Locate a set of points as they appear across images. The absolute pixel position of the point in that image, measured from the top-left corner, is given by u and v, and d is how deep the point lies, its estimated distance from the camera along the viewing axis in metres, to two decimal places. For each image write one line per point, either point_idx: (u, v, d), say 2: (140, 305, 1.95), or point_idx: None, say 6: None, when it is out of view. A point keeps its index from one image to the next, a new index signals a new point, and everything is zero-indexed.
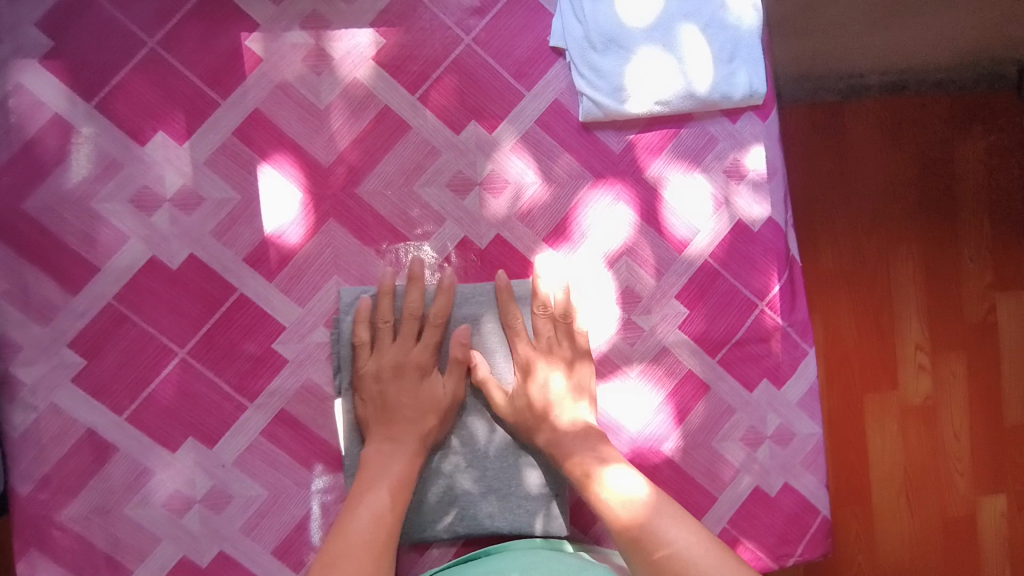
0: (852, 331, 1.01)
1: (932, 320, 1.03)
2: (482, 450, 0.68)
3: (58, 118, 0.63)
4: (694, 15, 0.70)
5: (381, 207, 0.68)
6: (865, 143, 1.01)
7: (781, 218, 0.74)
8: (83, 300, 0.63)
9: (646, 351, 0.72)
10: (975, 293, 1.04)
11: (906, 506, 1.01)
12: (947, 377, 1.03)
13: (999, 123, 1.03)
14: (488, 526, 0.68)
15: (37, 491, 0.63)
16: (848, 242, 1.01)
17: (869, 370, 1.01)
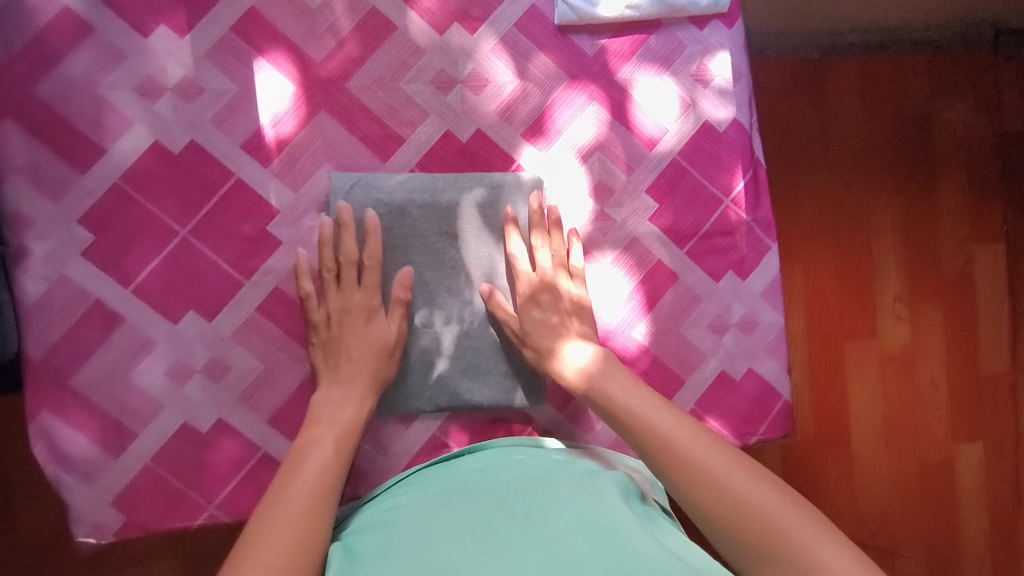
0: (834, 268, 1.29)
1: (915, 267, 1.29)
2: (462, 330, 0.73)
3: (66, 10, 0.67)
4: None
5: (369, 101, 0.73)
6: (853, 96, 1.26)
7: (744, 120, 0.79)
8: (92, 179, 0.68)
9: (618, 240, 0.77)
10: (964, 244, 1.31)
11: (886, 447, 1.30)
12: (926, 330, 1.30)
13: (973, 83, 1.29)
14: (468, 400, 0.74)
15: (49, 356, 0.68)
16: (835, 185, 1.29)
17: (845, 319, 1.26)
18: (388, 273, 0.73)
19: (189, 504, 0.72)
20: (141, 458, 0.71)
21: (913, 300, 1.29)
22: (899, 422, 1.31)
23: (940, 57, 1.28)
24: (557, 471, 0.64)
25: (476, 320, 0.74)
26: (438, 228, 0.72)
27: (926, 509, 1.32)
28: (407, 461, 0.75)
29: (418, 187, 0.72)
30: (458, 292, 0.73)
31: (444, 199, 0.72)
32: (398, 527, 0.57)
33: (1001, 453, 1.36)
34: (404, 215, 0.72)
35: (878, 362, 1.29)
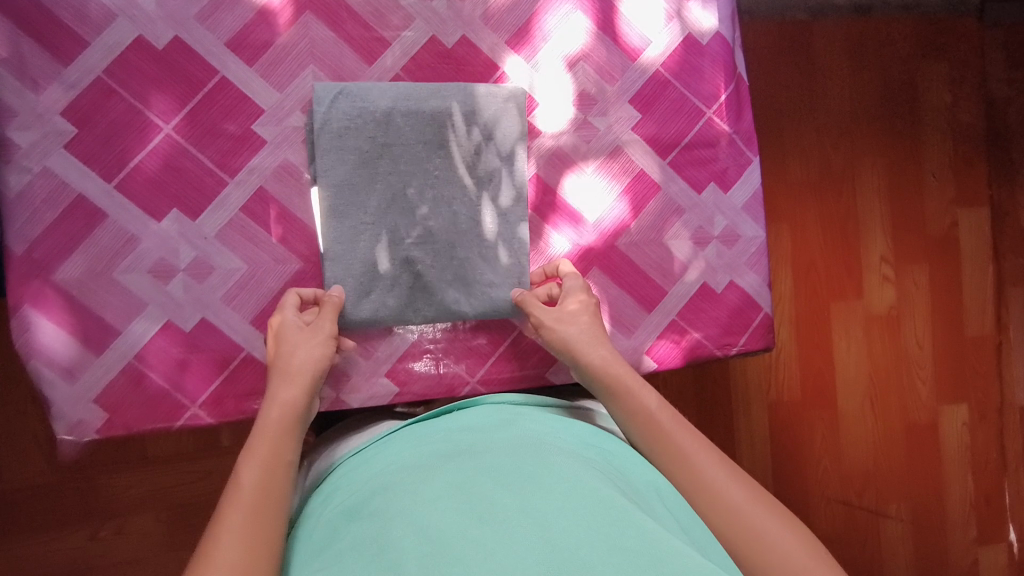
0: (820, 222, 1.39)
1: (894, 223, 1.42)
2: (449, 240, 0.73)
3: None
4: None
5: (354, 4, 0.73)
6: (835, 60, 1.38)
7: (727, 34, 0.81)
8: (75, 72, 0.68)
9: (602, 148, 0.78)
10: (941, 205, 1.44)
11: (867, 403, 1.42)
12: (909, 286, 1.43)
13: (945, 51, 1.42)
14: (455, 311, 0.74)
15: (30, 250, 0.68)
16: (824, 144, 1.38)
17: (833, 283, 1.39)
18: (375, 181, 0.71)
19: (172, 403, 0.72)
20: (124, 357, 0.71)
21: (895, 261, 1.42)
22: (881, 378, 1.42)
23: (919, 23, 1.41)
24: (551, 439, 0.60)
25: (464, 229, 0.74)
26: (423, 136, 0.72)
27: (905, 464, 1.43)
28: (391, 365, 0.75)
29: (402, 95, 0.72)
30: (446, 201, 0.73)
31: (428, 106, 0.72)
32: (385, 494, 0.53)
33: (983, 414, 1.47)
34: (389, 122, 0.71)
35: (864, 320, 1.41)
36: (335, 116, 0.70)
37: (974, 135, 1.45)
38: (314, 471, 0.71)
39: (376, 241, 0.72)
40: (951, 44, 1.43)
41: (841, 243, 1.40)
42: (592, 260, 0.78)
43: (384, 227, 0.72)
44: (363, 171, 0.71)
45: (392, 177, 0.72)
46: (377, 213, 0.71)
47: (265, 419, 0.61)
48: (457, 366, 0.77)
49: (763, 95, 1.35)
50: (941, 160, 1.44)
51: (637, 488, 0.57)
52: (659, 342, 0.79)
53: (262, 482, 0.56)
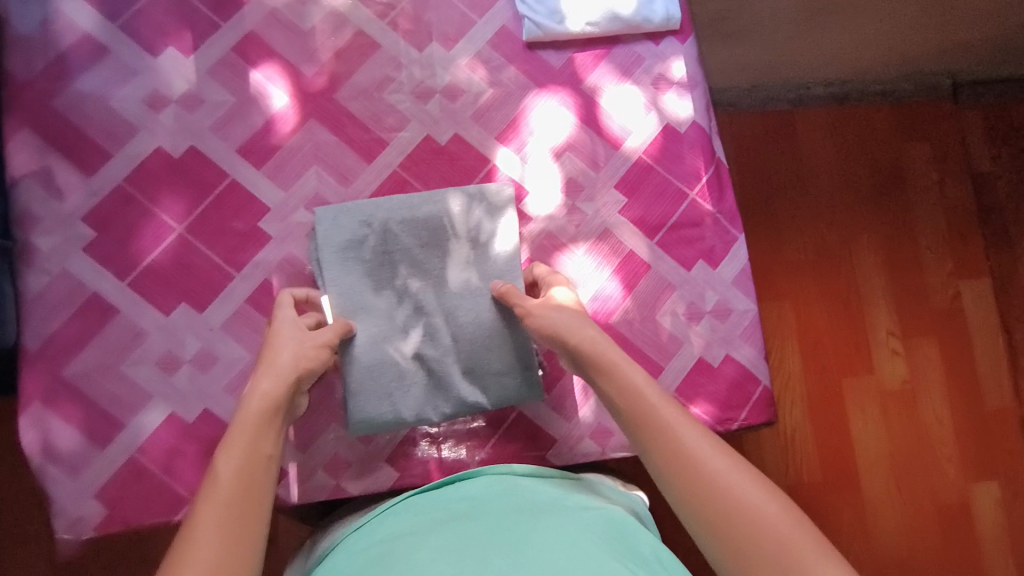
0: (820, 300, 1.40)
1: (897, 299, 1.43)
2: (458, 329, 0.75)
3: (87, 36, 0.76)
4: None
5: (355, 110, 0.80)
6: (817, 145, 1.45)
7: (704, 123, 0.86)
8: (98, 181, 0.74)
9: (591, 231, 0.82)
10: (943, 280, 1.46)
11: (892, 483, 1.36)
12: (920, 361, 1.41)
13: (924, 133, 1.49)
14: (472, 403, 0.75)
15: (44, 346, 0.71)
16: (815, 226, 1.43)
17: (841, 361, 1.39)
18: (381, 290, 0.75)
19: (170, 497, 0.71)
20: (126, 451, 0.71)
21: (903, 335, 1.41)
22: (903, 456, 1.37)
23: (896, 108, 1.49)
24: (551, 506, 0.59)
25: (471, 316, 0.75)
26: (422, 238, 0.76)
27: (941, 549, 1.35)
28: (392, 450, 0.76)
29: (396, 205, 0.76)
30: (450, 294, 0.76)
31: (422, 212, 0.76)
32: (380, 562, 0.52)
33: (1018, 493, 1.39)
34: (388, 233, 0.75)
35: (879, 396, 1.39)
36: (335, 233, 0.74)
37: (966, 210, 1.49)
38: (311, 553, 0.68)
39: (389, 340, 0.74)
40: (930, 127, 1.50)
41: (846, 321, 1.40)
42: None
43: (395, 325, 0.74)
44: (372, 276, 0.75)
45: (396, 283, 0.75)
46: (388, 313, 0.74)
47: (244, 409, 0.56)
48: (456, 449, 0.76)
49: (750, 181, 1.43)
50: (934, 234, 1.47)
51: (640, 551, 0.55)
52: None
53: (242, 474, 0.50)
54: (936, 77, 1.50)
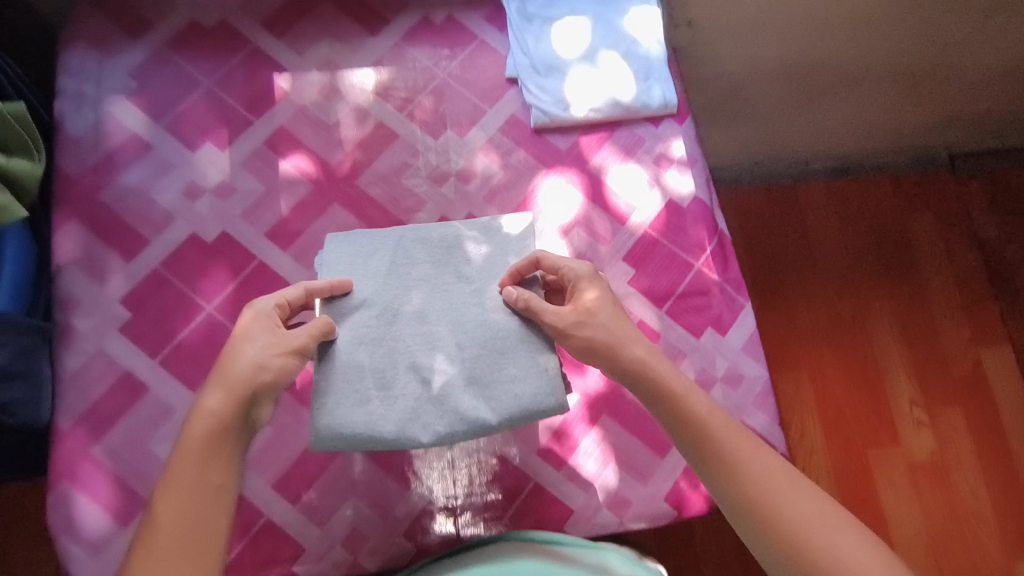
0: (836, 368, 1.44)
1: (916, 364, 1.45)
2: (460, 340, 0.71)
3: (134, 135, 0.84)
4: (614, 46, 0.94)
5: (375, 194, 0.85)
6: (821, 216, 1.56)
7: (705, 197, 0.91)
8: (136, 265, 0.79)
9: None
10: (962, 345, 1.47)
11: (934, 560, 1.31)
12: (947, 429, 1.40)
13: (925, 203, 1.59)
14: (471, 418, 0.68)
15: (76, 424, 0.74)
16: (826, 291, 1.51)
17: (864, 429, 1.39)
18: (383, 294, 0.72)
19: None
20: None
21: (925, 401, 1.42)
22: (939, 531, 1.33)
23: (895, 181, 1.61)
24: None
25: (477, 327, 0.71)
26: (433, 254, 0.75)
27: None
28: (409, 523, 0.75)
29: (412, 228, 0.77)
30: (455, 305, 0.72)
31: (437, 232, 0.77)
32: None
33: None
34: (399, 246, 0.75)
35: (909, 469, 1.37)
36: (342, 244, 0.75)
37: (977, 276, 1.53)
38: None
39: (378, 346, 0.70)
40: (930, 198, 1.59)
41: (865, 387, 1.43)
42: (602, 406, 0.81)
43: (388, 332, 0.71)
44: (372, 281, 0.73)
45: (401, 292, 0.73)
46: (382, 319, 0.71)
47: (186, 439, 0.60)
48: (473, 523, 0.76)
49: (756, 253, 1.53)
50: (948, 300, 1.51)
51: None
52: (679, 488, 0.78)
53: (181, 517, 0.56)
54: (933, 151, 1.61)
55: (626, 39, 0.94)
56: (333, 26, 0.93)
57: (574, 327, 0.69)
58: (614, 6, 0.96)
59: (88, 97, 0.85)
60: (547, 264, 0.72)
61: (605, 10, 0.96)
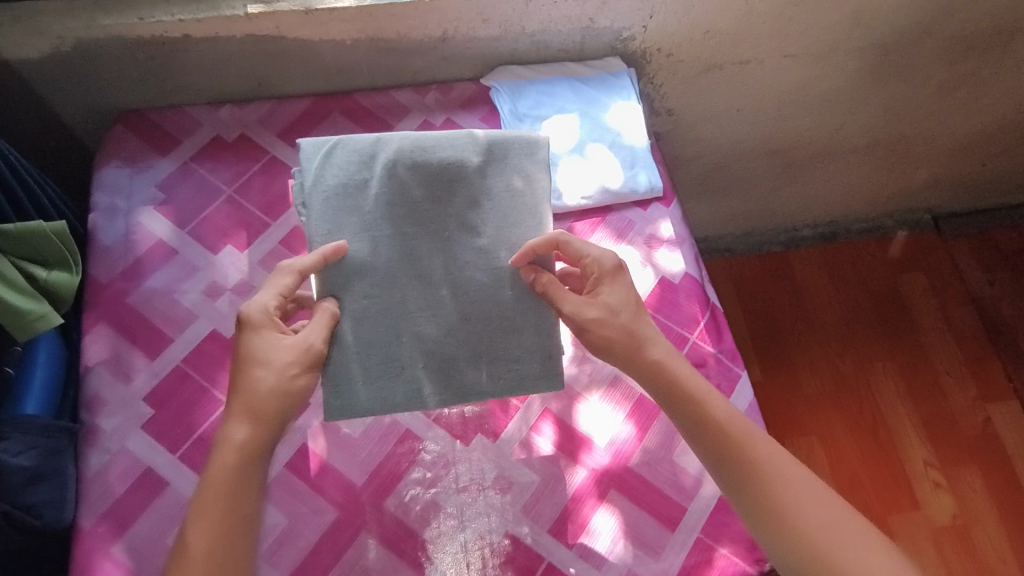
0: (851, 438, 1.72)
1: (924, 424, 1.75)
2: (461, 308, 0.80)
3: (160, 241, 0.90)
4: (600, 139, 1.02)
5: None
6: (822, 291, 1.90)
7: (695, 273, 0.96)
8: (159, 364, 0.83)
9: (602, 379, 0.88)
10: (965, 403, 1.77)
11: None
12: (960, 482, 1.68)
13: (907, 271, 1.94)
14: (476, 394, 0.80)
15: (97, 523, 0.76)
16: (834, 356, 1.82)
17: (885, 496, 1.66)
18: (387, 239, 0.80)
19: None
20: None
21: (936, 460, 1.70)
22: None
23: (880, 255, 1.95)
24: None
25: (476, 299, 0.80)
26: (432, 191, 0.81)
27: None
28: None
29: (410, 151, 0.81)
30: (453, 257, 0.81)
31: (436, 157, 0.81)
32: None
33: None
34: (396, 179, 0.80)
35: (931, 530, 1.63)
36: (341, 179, 0.80)
37: (964, 334, 1.86)
38: None
39: (382, 318, 0.79)
40: (911, 266, 1.94)
41: (882, 452, 1.71)
42: (609, 481, 0.83)
43: (391, 305, 0.79)
44: (368, 240, 0.80)
45: (402, 235, 0.80)
46: (385, 287, 0.79)
47: (218, 463, 0.66)
48: None
49: (764, 325, 1.85)
50: (948, 360, 1.83)
51: None
52: (690, 564, 0.79)
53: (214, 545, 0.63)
54: (908, 220, 1.97)
55: (609, 133, 1.02)
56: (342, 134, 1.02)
57: (594, 319, 0.76)
58: (596, 102, 1.04)
59: (118, 209, 0.92)
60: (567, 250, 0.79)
61: (589, 107, 1.03)
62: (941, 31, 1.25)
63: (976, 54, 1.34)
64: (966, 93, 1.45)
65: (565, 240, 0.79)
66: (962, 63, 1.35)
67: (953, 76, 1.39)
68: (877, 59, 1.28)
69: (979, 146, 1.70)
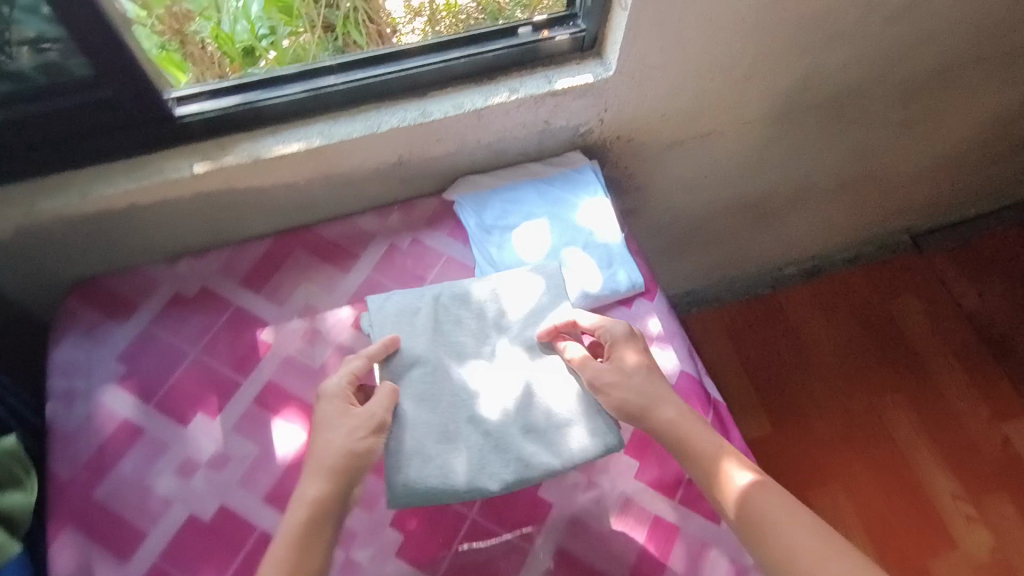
0: (873, 479, 1.67)
1: (944, 455, 1.69)
2: (515, 385, 0.83)
3: (124, 421, 0.85)
4: (573, 240, 0.98)
5: None
6: (817, 328, 1.87)
7: (691, 369, 0.92)
8: (135, 564, 0.77)
9: (612, 505, 0.83)
10: (981, 428, 1.73)
11: None
12: (991, 512, 1.62)
13: (899, 297, 1.92)
14: (543, 459, 0.79)
15: None
16: (841, 394, 1.78)
17: (918, 538, 1.60)
18: (439, 328, 0.87)
19: None
20: None
21: (964, 490, 1.65)
22: None
23: (869, 283, 1.94)
24: None
25: (527, 373, 0.84)
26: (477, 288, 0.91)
27: None
28: None
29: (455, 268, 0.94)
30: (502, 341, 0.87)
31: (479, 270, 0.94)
32: None
33: None
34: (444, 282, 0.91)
35: (971, 567, 1.56)
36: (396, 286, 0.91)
37: (967, 354, 1.83)
38: None
39: (438, 402, 0.81)
40: (902, 291, 1.93)
41: (906, 490, 1.65)
42: None
43: (446, 387, 0.83)
44: (426, 337, 0.85)
45: (453, 324, 0.87)
46: (441, 372, 0.83)
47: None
48: None
49: (764, 370, 1.81)
50: (956, 384, 1.79)
51: None
52: None
53: None
54: (890, 246, 1.96)
55: (582, 235, 0.99)
56: (308, 272, 0.98)
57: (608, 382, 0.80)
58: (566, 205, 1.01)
59: (77, 392, 0.87)
60: (584, 325, 0.85)
61: (557, 209, 1.00)
62: (893, 79, 1.25)
63: (930, 92, 1.34)
64: (924, 126, 1.46)
65: (583, 318, 0.85)
66: (916, 103, 1.36)
67: (909, 115, 1.39)
68: (834, 112, 1.28)
69: (945, 169, 1.70)
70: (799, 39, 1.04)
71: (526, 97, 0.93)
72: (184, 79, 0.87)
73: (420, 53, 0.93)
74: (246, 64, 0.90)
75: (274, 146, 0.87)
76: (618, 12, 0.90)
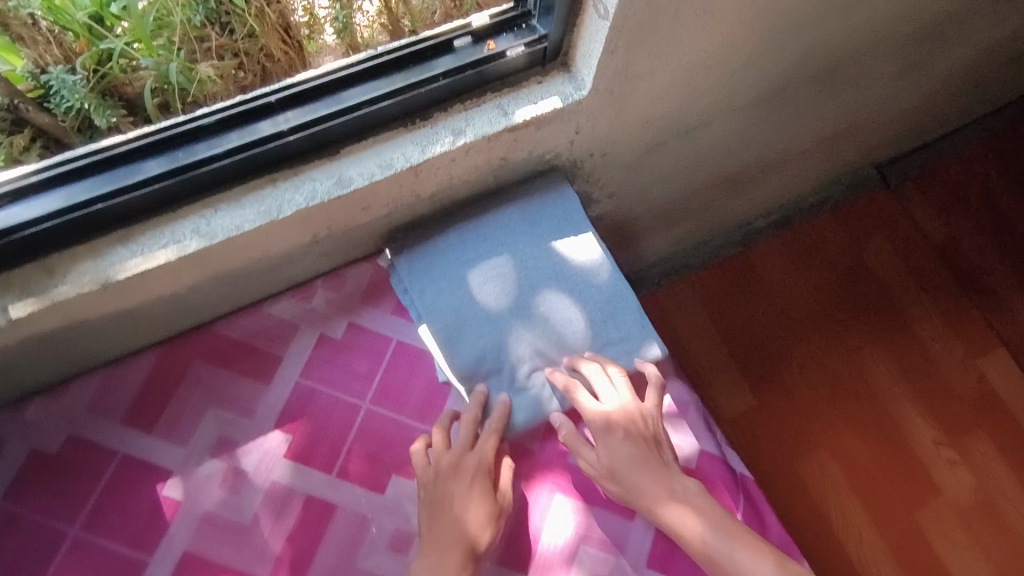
0: (857, 440, 1.40)
1: (927, 403, 1.43)
2: (550, 317, 0.77)
3: None
4: (555, 292, 0.78)
5: None
6: (783, 274, 1.53)
7: (711, 447, 0.78)
8: None
9: None
10: (960, 368, 1.46)
11: None
12: (977, 457, 1.39)
13: (869, 228, 1.57)
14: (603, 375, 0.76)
15: None
16: (815, 348, 1.47)
17: (903, 493, 1.37)
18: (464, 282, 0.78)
19: None
20: None
21: (949, 439, 1.40)
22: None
23: (839, 215, 1.58)
24: None
25: (557, 303, 0.78)
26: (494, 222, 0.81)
27: None
28: None
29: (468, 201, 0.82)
30: (530, 273, 0.79)
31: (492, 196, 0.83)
32: None
33: None
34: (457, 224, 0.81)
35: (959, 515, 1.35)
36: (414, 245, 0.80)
37: (943, 283, 1.52)
38: None
39: (488, 358, 0.75)
40: (872, 218, 1.58)
41: (890, 447, 1.40)
42: None
43: (489, 339, 0.76)
44: (460, 302, 0.77)
45: (481, 271, 0.78)
46: (484, 326, 0.76)
47: None
48: None
49: (728, 333, 1.49)
50: (935, 323, 1.49)
51: None
52: None
53: None
54: (866, 170, 1.59)
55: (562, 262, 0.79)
56: (213, 390, 0.76)
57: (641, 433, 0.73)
58: (552, 231, 0.80)
59: None
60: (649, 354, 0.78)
61: (530, 258, 0.79)
62: (892, 37, 1.05)
63: (926, 41, 1.14)
64: (915, 77, 1.27)
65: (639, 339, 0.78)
66: (912, 53, 1.15)
67: (904, 65, 1.19)
68: (824, 80, 1.08)
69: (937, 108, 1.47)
70: (803, 11, 0.81)
71: (476, 139, 0.70)
72: (21, 62, 0.65)
73: (324, 94, 0.67)
74: (96, 38, 0.67)
75: (129, 261, 0.63)
76: (593, 18, 0.66)
